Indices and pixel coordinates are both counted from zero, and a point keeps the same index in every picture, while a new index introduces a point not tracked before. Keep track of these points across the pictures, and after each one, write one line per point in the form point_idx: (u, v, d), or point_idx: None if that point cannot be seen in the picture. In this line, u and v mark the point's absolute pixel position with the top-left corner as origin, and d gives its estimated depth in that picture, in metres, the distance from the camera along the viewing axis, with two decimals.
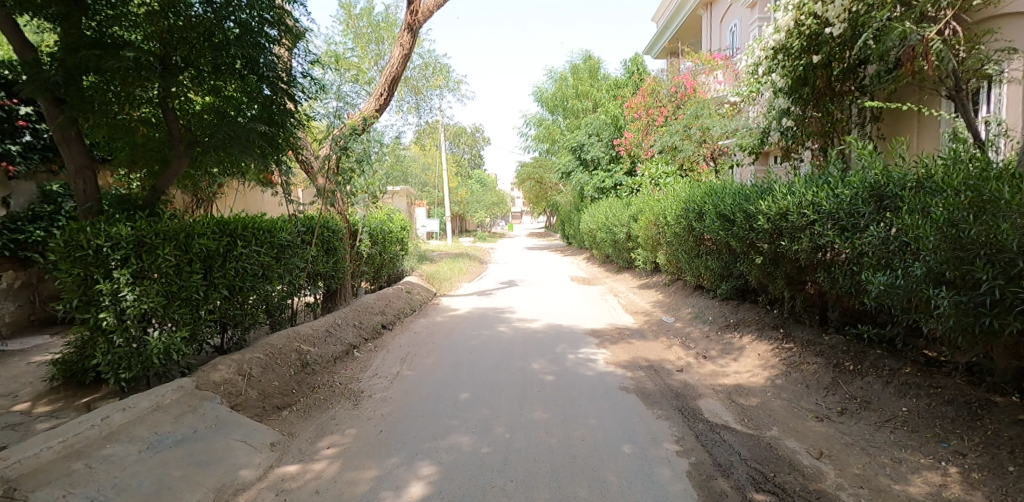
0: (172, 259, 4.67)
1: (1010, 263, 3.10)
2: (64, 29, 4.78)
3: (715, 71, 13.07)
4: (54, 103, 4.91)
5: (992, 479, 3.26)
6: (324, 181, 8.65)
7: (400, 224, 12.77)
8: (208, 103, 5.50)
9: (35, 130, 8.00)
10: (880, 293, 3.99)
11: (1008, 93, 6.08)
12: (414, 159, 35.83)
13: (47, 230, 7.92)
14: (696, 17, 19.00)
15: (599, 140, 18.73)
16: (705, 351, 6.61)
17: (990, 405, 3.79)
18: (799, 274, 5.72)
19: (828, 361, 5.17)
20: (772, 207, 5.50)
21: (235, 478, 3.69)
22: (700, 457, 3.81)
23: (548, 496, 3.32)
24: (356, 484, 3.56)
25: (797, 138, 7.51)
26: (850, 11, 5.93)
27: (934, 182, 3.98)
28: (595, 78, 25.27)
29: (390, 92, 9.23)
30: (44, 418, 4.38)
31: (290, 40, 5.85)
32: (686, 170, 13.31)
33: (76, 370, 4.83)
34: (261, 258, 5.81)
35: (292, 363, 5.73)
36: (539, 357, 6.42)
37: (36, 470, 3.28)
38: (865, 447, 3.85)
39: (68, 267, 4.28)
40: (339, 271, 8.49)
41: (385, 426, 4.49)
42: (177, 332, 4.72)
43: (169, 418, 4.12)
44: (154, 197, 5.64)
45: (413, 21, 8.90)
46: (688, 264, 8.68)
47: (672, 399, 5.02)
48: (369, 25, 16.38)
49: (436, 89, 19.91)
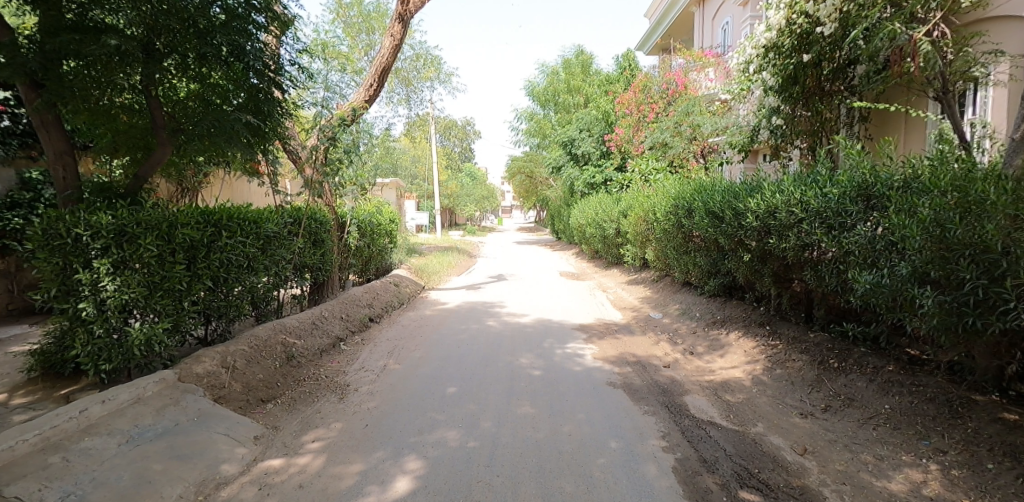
0: (155, 249, 4.59)
1: (994, 264, 3.15)
2: (42, 10, 4.57)
3: (706, 68, 13.61)
4: (33, 87, 4.74)
5: (971, 476, 3.31)
6: (312, 172, 8.42)
7: (388, 216, 12.61)
8: (194, 90, 5.43)
9: (14, 115, 7.80)
10: (865, 291, 4.01)
11: (994, 96, 6.17)
12: (403, 150, 35.62)
13: (27, 217, 7.76)
14: (689, 14, 19.08)
15: (590, 135, 18.78)
16: (692, 348, 6.65)
17: (971, 404, 3.85)
18: (786, 273, 5.75)
19: (812, 358, 5.22)
20: (761, 204, 5.52)
21: (217, 472, 3.65)
22: (686, 453, 3.83)
23: (534, 491, 3.32)
24: (341, 479, 3.53)
25: (786, 137, 7.56)
26: (840, 11, 5.94)
27: (921, 182, 3.99)
28: (586, 73, 25.33)
29: (379, 84, 9.12)
30: (20, 410, 4.29)
31: (277, 27, 5.71)
32: (675, 167, 13.18)
33: (55, 362, 4.74)
34: (247, 249, 5.72)
35: (276, 356, 5.64)
36: (526, 352, 6.42)
37: (11, 463, 3.21)
38: (848, 444, 3.90)
39: (47, 256, 4.17)
40: (326, 264, 8.40)
41: (371, 420, 4.46)
42: (159, 323, 4.62)
43: (150, 411, 4.04)
44: (136, 185, 5.51)
45: (404, 11, 8.80)
46: (677, 260, 8.66)
47: (659, 394, 5.04)
48: (359, 15, 16.12)
49: (427, 81, 19.61)
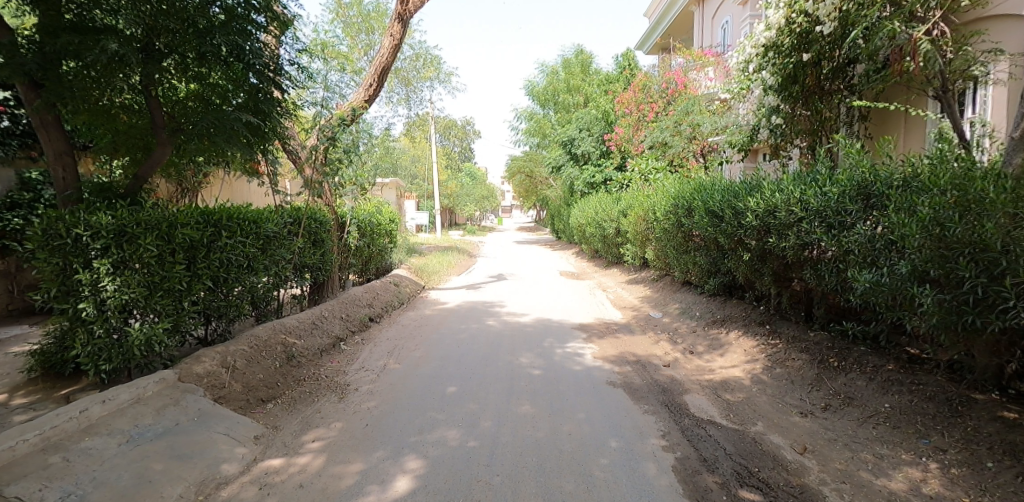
0: (155, 249, 4.59)
1: (993, 262, 3.15)
2: (42, 11, 4.58)
3: (705, 67, 13.55)
4: (32, 87, 4.73)
5: (971, 474, 3.32)
6: (312, 172, 8.41)
7: (388, 215, 12.60)
8: (193, 90, 5.44)
9: (13, 115, 7.80)
10: (865, 290, 4.02)
11: (994, 95, 6.16)
12: (403, 150, 35.64)
13: (27, 217, 7.76)
14: (689, 14, 19.07)
15: (589, 135, 18.79)
16: (692, 347, 6.66)
17: (970, 402, 3.85)
18: (786, 272, 5.75)
19: (812, 357, 5.22)
20: (761, 204, 5.52)
21: (217, 472, 3.65)
22: (686, 452, 3.83)
23: (534, 491, 3.32)
24: (341, 479, 3.53)
25: (785, 136, 7.56)
26: (840, 9, 5.93)
27: (920, 181, 3.99)
28: (586, 72, 25.34)
29: (379, 83, 9.12)
30: (21, 410, 4.30)
31: (277, 27, 5.71)
32: (675, 166, 13.18)
33: (55, 362, 4.74)
34: (246, 249, 5.72)
35: (276, 355, 5.64)
36: (526, 351, 6.42)
37: (11, 463, 3.21)
38: (848, 443, 3.90)
39: (47, 256, 4.17)
40: (326, 263, 8.40)
41: (371, 420, 4.46)
42: (159, 323, 4.62)
43: (150, 410, 4.04)
44: (136, 186, 5.51)
45: (403, 11, 8.80)
46: (677, 259, 8.65)
47: (659, 394, 5.04)
48: (359, 15, 16.13)
49: (426, 81, 19.61)
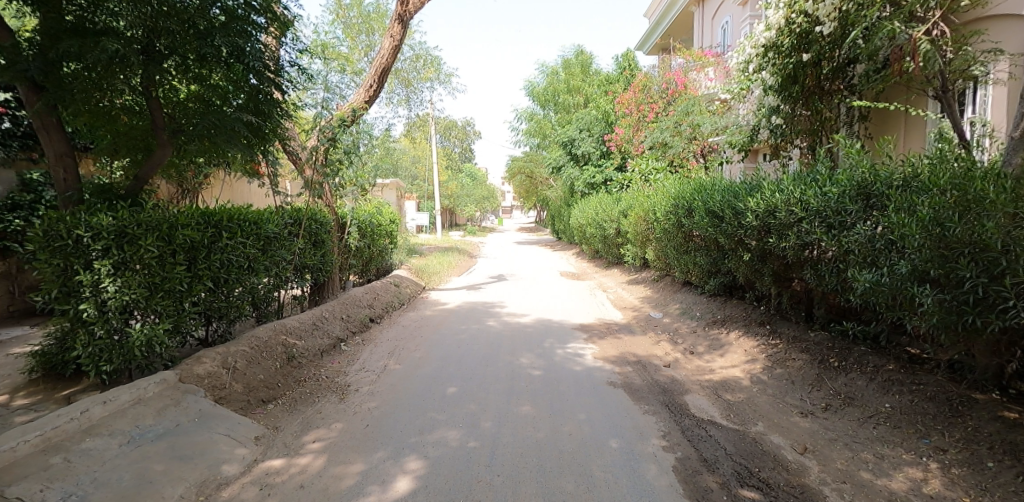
0: (155, 250, 4.60)
1: (993, 262, 3.15)
2: (43, 13, 4.60)
3: (705, 68, 13.57)
4: (33, 89, 4.75)
5: (972, 474, 3.31)
6: (312, 173, 8.40)
7: (389, 216, 12.60)
8: (194, 91, 5.45)
9: (15, 117, 7.81)
10: (865, 290, 4.02)
11: (994, 95, 6.17)
12: (404, 151, 35.65)
13: (28, 218, 7.77)
14: (689, 14, 19.06)
15: (590, 135, 18.78)
16: (692, 347, 6.66)
17: (971, 402, 3.85)
18: (786, 272, 5.75)
19: (813, 357, 5.22)
20: (761, 204, 5.52)
21: (218, 472, 3.65)
22: (686, 452, 3.83)
23: (535, 491, 3.32)
24: (341, 479, 3.53)
25: (785, 136, 7.57)
26: (840, 10, 5.91)
27: (920, 181, 3.99)
28: (586, 73, 25.35)
29: (379, 84, 9.13)
30: (22, 411, 4.30)
31: (277, 28, 5.72)
32: (675, 166, 13.19)
33: (56, 362, 4.72)
34: (247, 250, 5.73)
35: (276, 356, 5.65)
36: (527, 352, 6.42)
37: (12, 464, 3.22)
38: (848, 443, 3.90)
39: (48, 257, 4.18)
40: (326, 264, 8.41)
41: (371, 420, 4.47)
42: (160, 324, 4.62)
43: (152, 411, 4.05)
44: (137, 187, 5.52)
45: (403, 12, 8.80)
46: (677, 260, 8.66)
47: (659, 394, 5.04)
48: (359, 15, 16.14)
49: (426, 81, 19.61)
